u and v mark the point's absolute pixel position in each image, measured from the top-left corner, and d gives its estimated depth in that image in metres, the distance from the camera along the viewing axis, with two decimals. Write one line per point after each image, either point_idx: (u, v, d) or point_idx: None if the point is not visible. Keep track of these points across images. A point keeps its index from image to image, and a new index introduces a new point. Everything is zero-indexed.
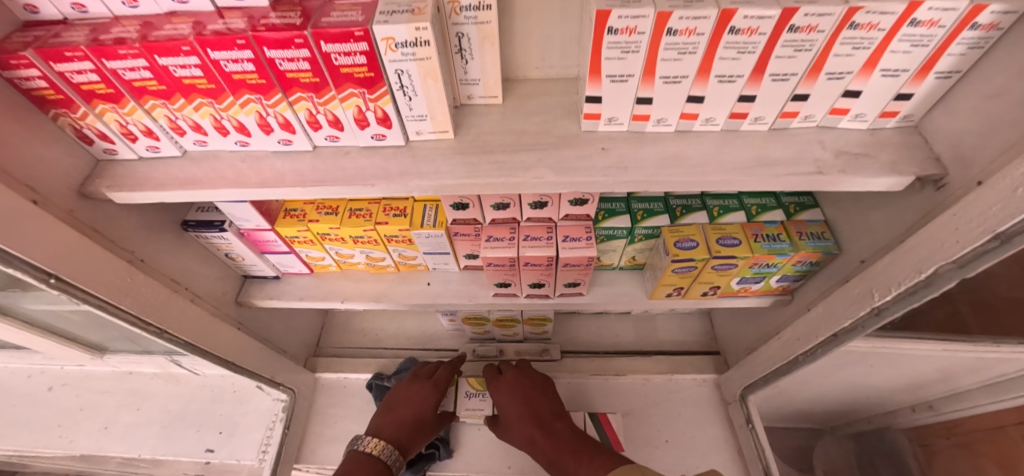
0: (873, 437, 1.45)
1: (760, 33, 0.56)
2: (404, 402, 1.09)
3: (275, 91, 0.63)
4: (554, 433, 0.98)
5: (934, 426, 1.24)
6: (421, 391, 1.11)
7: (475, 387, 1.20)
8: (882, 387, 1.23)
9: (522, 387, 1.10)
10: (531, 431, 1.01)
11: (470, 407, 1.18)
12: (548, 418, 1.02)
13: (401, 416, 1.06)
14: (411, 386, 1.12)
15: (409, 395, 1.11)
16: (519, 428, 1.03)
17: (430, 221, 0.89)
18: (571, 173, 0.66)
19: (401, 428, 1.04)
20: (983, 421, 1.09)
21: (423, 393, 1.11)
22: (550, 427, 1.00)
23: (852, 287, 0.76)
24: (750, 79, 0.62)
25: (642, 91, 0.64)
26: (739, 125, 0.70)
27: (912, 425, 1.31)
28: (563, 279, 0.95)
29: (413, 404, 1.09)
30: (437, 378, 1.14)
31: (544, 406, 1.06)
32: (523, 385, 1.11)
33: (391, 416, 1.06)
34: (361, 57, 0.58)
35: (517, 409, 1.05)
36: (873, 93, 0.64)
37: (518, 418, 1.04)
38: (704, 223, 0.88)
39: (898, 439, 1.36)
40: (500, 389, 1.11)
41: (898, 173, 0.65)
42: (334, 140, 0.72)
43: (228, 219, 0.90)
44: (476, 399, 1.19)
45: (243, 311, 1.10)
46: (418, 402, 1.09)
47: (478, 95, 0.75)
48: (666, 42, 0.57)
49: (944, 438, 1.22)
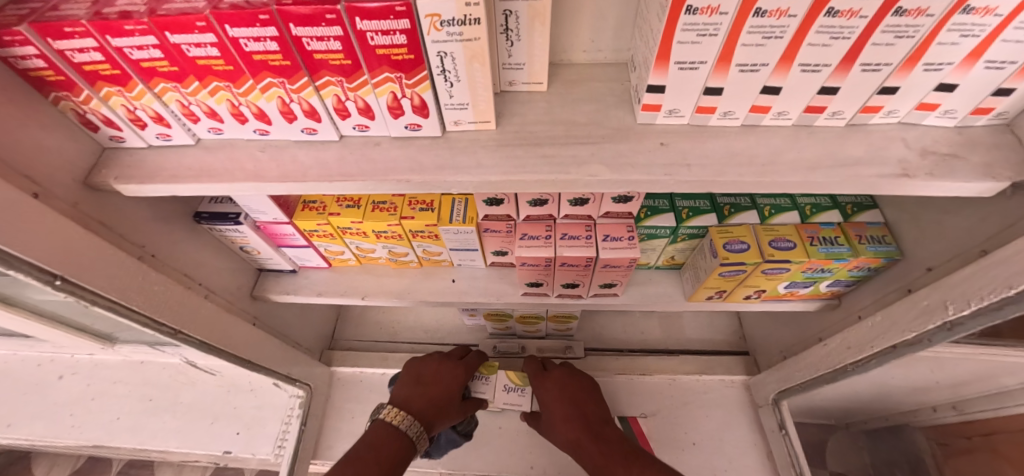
0: (889, 436, 1.41)
1: (861, 16, 0.48)
2: (435, 380, 1.01)
3: (301, 75, 0.56)
4: (603, 438, 0.93)
5: (955, 426, 1.20)
6: (455, 371, 1.04)
7: (515, 382, 1.16)
8: (897, 387, 1.18)
9: (570, 388, 1.05)
10: (577, 432, 0.96)
11: (508, 401, 1.15)
12: (596, 422, 0.98)
13: (431, 393, 0.98)
14: (442, 367, 1.05)
15: (439, 374, 1.03)
16: (564, 429, 0.98)
17: (459, 216, 0.83)
18: (627, 170, 0.60)
19: (430, 404, 0.96)
20: (1011, 423, 1.05)
21: (457, 373, 1.03)
22: (598, 431, 0.95)
23: (919, 298, 0.71)
24: (837, 69, 0.55)
25: (713, 80, 0.57)
26: (813, 120, 0.63)
27: (931, 423, 1.26)
28: (600, 279, 0.89)
29: (448, 383, 1.01)
30: (469, 363, 1.08)
31: (591, 408, 1.01)
32: (570, 385, 1.06)
33: (418, 391, 0.98)
34: (401, 36, 0.51)
35: (562, 410, 1.01)
36: (970, 87, 0.57)
37: (563, 418, 0.99)
38: (755, 223, 0.82)
39: (915, 436, 1.31)
40: (546, 385, 1.08)
41: (993, 178, 0.58)
42: (362, 129, 0.66)
43: (244, 212, 0.84)
44: (514, 393, 1.16)
45: (258, 305, 1.04)
46: (453, 381, 1.02)
47: (521, 81, 0.68)
48: (752, 24, 0.50)
49: (963, 439, 1.18)
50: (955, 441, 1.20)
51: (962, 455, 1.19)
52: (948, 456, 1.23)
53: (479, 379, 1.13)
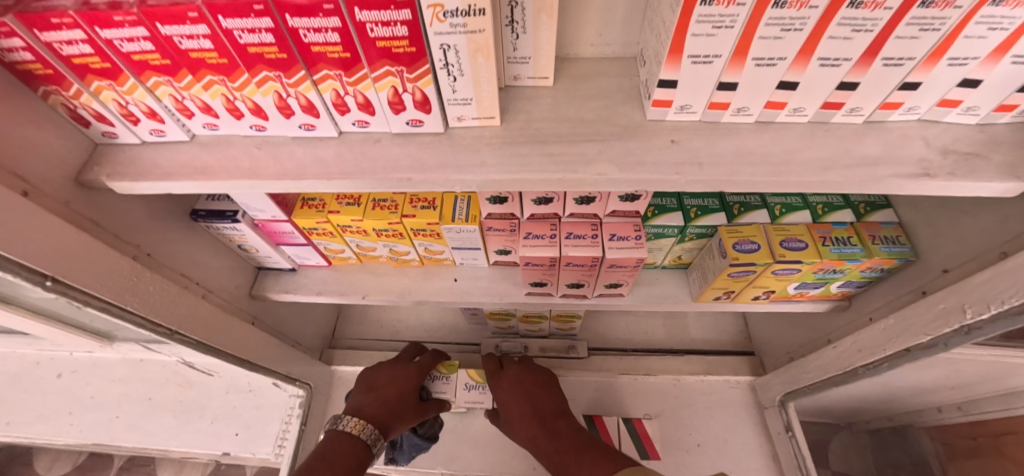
0: (893, 435, 1.39)
1: (886, 8, 0.46)
2: (388, 383, 0.99)
3: (298, 68, 0.54)
4: (556, 433, 0.91)
5: (962, 426, 1.18)
6: (406, 373, 1.01)
7: (476, 380, 1.14)
8: (902, 389, 1.16)
9: (524, 384, 1.03)
10: (534, 429, 0.94)
11: (469, 400, 1.14)
12: (552, 417, 0.96)
13: (384, 396, 0.96)
14: (392, 369, 1.02)
15: (391, 377, 1.01)
16: (523, 427, 0.96)
17: (462, 215, 0.81)
18: (637, 168, 0.58)
19: (383, 408, 0.93)
20: (1020, 424, 1.03)
21: (410, 375, 1.02)
22: (553, 425, 0.94)
23: (935, 301, 0.69)
24: (858, 63, 0.53)
25: (727, 75, 0.55)
26: (829, 117, 0.61)
27: (937, 424, 1.24)
28: (605, 280, 0.87)
29: (401, 385, 0.99)
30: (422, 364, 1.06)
31: (546, 403, 0.99)
32: (525, 381, 1.04)
33: (368, 396, 0.96)
34: (402, 28, 0.49)
35: (519, 408, 0.99)
36: (994, 83, 0.55)
37: (521, 416, 0.97)
38: (765, 223, 0.80)
39: (919, 437, 1.30)
40: (502, 385, 1.05)
41: (1017, 178, 0.56)
42: (362, 125, 0.63)
43: (241, 209, 0.82)
44: (475, 391, 1.14)
45: (256, 304, 1.02)
46: (405, 383, 0.99)
47: (527, 76, 0.65)
48: (771, 16, 0.47)
49: (968, 440, 1.17)
50: (960, 442, 1.19)
51: (967, 457, 1.17)
52: (952, 457, 1.21)
53: (439, 379, 1.09)
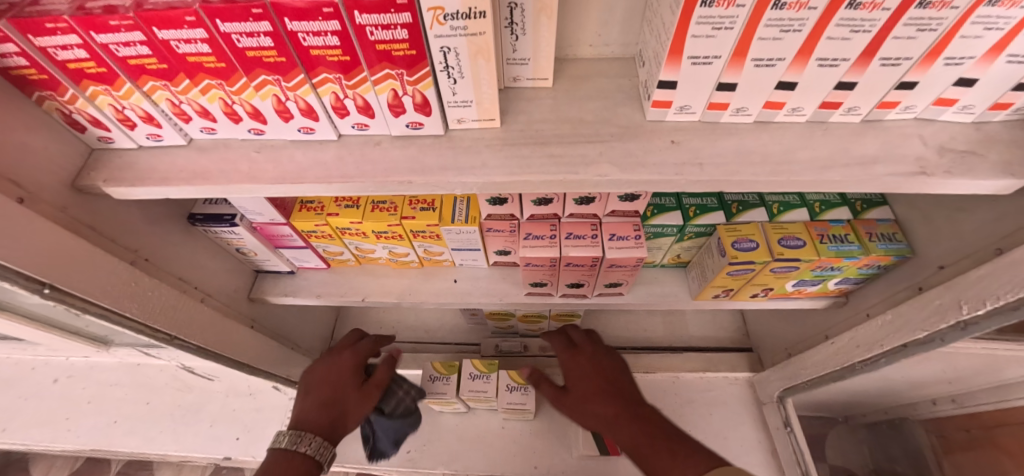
0: (890, 429, 1.40)
1: (884, 9, 0.46)
2: (324, 381, 0.90)
3: (297, 71, 0.54)
4: (642, 416, 0.79)
5: (956, 418, 1.19)
6: (344, 365, 0.93)
7: (481, 368, 1.07)
8: (898, 383, 1.17)
9: (603, 364, 0.93)
10: (612, 408, 0.83)
11: (475, 390, 1.04)
12: (634, 400, 0.84)
13: (322, 397, 0.87)
14: (329, 363, 0.93)
15: (328, 372, 0.92)
16: (599, 405, 0.85)
17: (462, 216, 0.82)
18: (637, 169, 0.58)
19: (323, 411, 0.85)
20: (1012, 416, 1.04)
21: (342, 364, 0.93)
22: (636, 408, 0.81)
23: (931, 297, 0.70)
24: (856, 63, 0.53)
25: (727, 76, 0.55)
26: (827, 116, 0.61)
27: (931, 417, 1.26)
28: (605, 279, 0.87)
29: (336, 381, 0.90)
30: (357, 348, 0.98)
31: (627, 385, 0.88)
32: (603, 361, 0.93)
33: (310, 398, 0.87)
34: (402, 31, 0.48)
35: (595, 386, 0.88)
36: (990, 82, 0.55)
37: (596, 395, 0.87)
38: (764, 221, 0.80)
39: (914, 430, 1.31)
40: (577, 361, 0.95)
41: (1013, 175, 0.56)
42: (362, 128, 0.63)
43: (240, 213, 0.82)
44: (481, 381, 1.05)
45: (256, 307, 1.01)
46: (343, 379, 0.91)
47: (526, 77, 0.65)
48: (771, 17, 0.47)
49: (962, 432, 1.18)
50: (955, 434, 1.20)
51: (962, 448, 1.19)
52: (948, 448, 1.23)
53: (438, 379, 1.06)
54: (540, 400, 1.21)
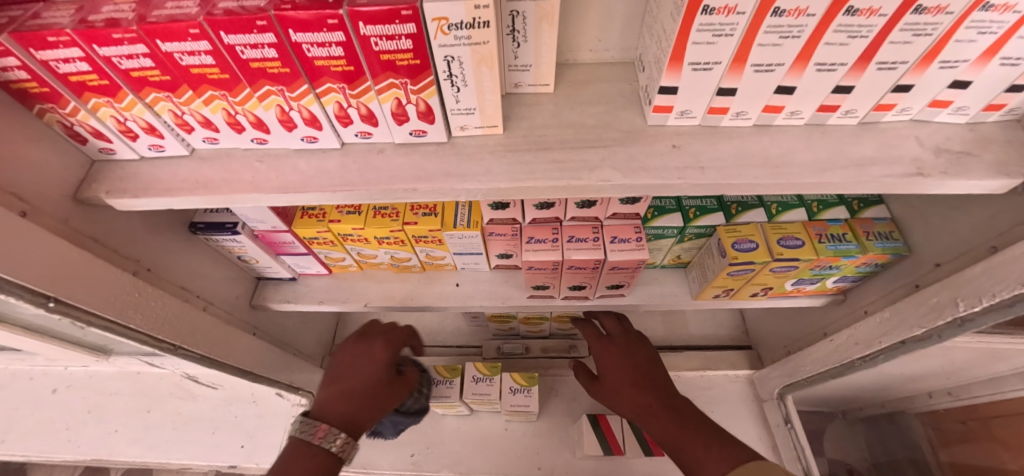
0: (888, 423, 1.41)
1: (880, 15, 0.47)
2: (352, 369, 0.80)
3: (301, 82, 0.54)
4: (677, 408, 0.73)
5: (952, 411, 1.21)
6: (376, 355, 0.83)
7: (484, 371, 1.07)
8: (894, 378, 1.20)
9: (635, 355, 0.87)
10: (646, 399, 0.77)
11: (478, 393, 1.04)
12: (668, 392, 0.78)
13: (348, 388, 0.78)
14: (360, 349, 0.84)
15: (357, 359, 0.82)
16: (632, 396, 0.79)
17: (464, 221, 0.83)
18: (640, 174, 0.58)
19: (349, 403, 0.75)
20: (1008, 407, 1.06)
21: (377, 355, 0.83)
22: (670, 400, 0.75)
23: (929, 295, 0.71)
24: (853, 67, 0.54)
25: (727, 81, 0.56)
26: (825, 119, 0.62)
27: (928, 409, 1.27)
28: (607, 281, 0.88)
29: (367, 372, 0.80)
30: (390, 337, 0.88)
31: (663, 378, 0.82)
32: (636, 353, 0.88)
33: (336, 387, 0.78)
34: (407, 41, 0.49)
35: (626, 377, 0.83)
36: (984, 84, 0.57)
37: (632, 385, 0.81)
38: (762, 222, 0.81)
39: (910, 422, 1.34)
40: (608, 350, 0.90)
41: (1007, 175, 0.58)
42: (365, 136, 0.63)
43: (241, 220, 0.82)
44: (483, 384, 1.05)
45: (258, 314, 1.00)
46: (373, 369, 0.81)
47: (527, 83, 0.66)
48: (770, 24, 0.48)
49: (956, 424, 1.21)
50: (949, 425, 1.23)
51: (957, 440, 1.22)
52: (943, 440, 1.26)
53: (441, 383, 1.05)
54: (543, 401, 1.22)
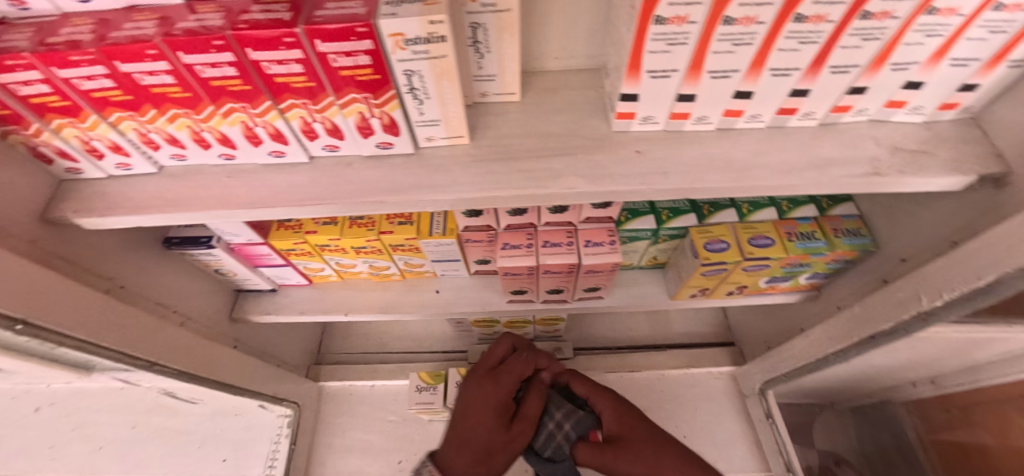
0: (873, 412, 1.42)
1: (828, 21, 0.48)
2: (471, 408, 0.93)
3: (264, 98, 0.54)
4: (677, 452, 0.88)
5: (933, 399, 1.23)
6: (489, 394, 0.94)
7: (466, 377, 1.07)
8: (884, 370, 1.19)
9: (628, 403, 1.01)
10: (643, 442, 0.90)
11: None
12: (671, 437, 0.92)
13: (468, 435, 0.90)
14: (480, 392, 0.95)
15: (476, 399, 0.95)
16: (641, 439, 0.91)
17: (440, 228, 0.83)
18: (605, 181, 0.59)
19: (466, 452, 0.87)
20: (987, 395, 1.08)
21: (491, 396, 0.94)
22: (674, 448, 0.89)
23: (894, 290, 0.73)
24: (807, 72, 0.55)
25: (685, 87, 0.57)
26: (785, 122, 0.63)
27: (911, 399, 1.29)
28: (583, 285, 0.89)
29: (482, 416, 0.92)
30: (507, 380, 0.98)
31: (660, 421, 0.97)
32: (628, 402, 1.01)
33: (458, 433, 0.91)
34: (365, 57, 0.49)
35: (632, 418, 0.95)
36: (938, 84, 0.58)
37: (638, 428, 0.93)
38: (734, 222, 0.83)
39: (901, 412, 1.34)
40: (598, 395, 1.02)
41: (961, 173, 0.59)
42: (332, 150, 0.63)
43: (216, 234, 0.82)
44: None
45: (239, 327, 1.00)
46: (487, 418, 0.91)
47: (494, 92, 0.67)
48: (722, 32, 0.49)
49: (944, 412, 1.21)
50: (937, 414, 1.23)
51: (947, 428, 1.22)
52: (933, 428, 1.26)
53: (424, 389, 1.06)
54: None
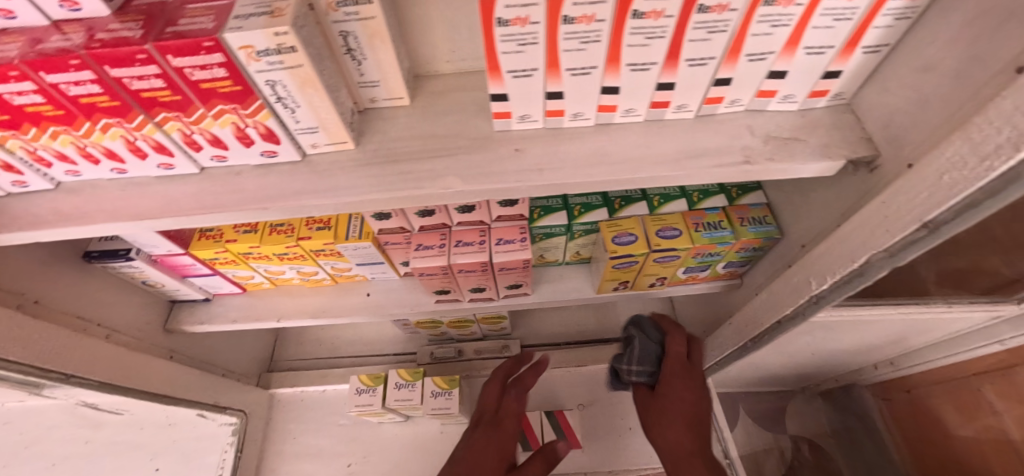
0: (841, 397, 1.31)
1: (667, 16, 0.50)
2: (483, 448, 0.90)
3: (136, 113, 0.56)
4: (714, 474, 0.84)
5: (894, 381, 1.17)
6: (500, 436, 0.93)
7: (406, 377, 1.08)
8: (846, 353, 1.11)
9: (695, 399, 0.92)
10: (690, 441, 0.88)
11: (400, 399, 1.06)
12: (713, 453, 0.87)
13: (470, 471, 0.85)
14: (488, 431, 0.93)
15: (486, 438, 0.92)
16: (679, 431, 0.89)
17: (356, 232, 0.84)
18: (482, 180, 0.61)
19: None
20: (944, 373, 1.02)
21: (504, 435, 0.93)
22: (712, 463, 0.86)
23: (791, 275, 0.75)
24: (665, 66, 0.57)
25: (550, 85, 0.58)
26: (662, 115, 0.65)
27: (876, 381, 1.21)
28: (504, 282, 0.90)
29: (491, 454, 0.89)
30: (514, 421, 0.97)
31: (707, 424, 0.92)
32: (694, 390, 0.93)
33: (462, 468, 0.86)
34: (220, 70, 0.51)
35: (685, 407, 0.91)
36: (800, 73, 0.60)
37: (683, 421, 0.90)
38: (643, 215, 0.84)
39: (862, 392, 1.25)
40: (673, 370, 0.95)
41: (829, 158, 0.61)
42: (221, 160, 0.65)
43: (135, 247, 0.83)
44: (406, 390, 1.07)
45: (175, 338, 1.02)
46: (494, 458, 0.89)
47: (382, 98, 0.68)
48: (565, 31, 0.51)
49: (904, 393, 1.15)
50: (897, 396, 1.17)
51: (904, 409, 1.15)
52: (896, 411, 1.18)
53: (364, 392, 1.07)
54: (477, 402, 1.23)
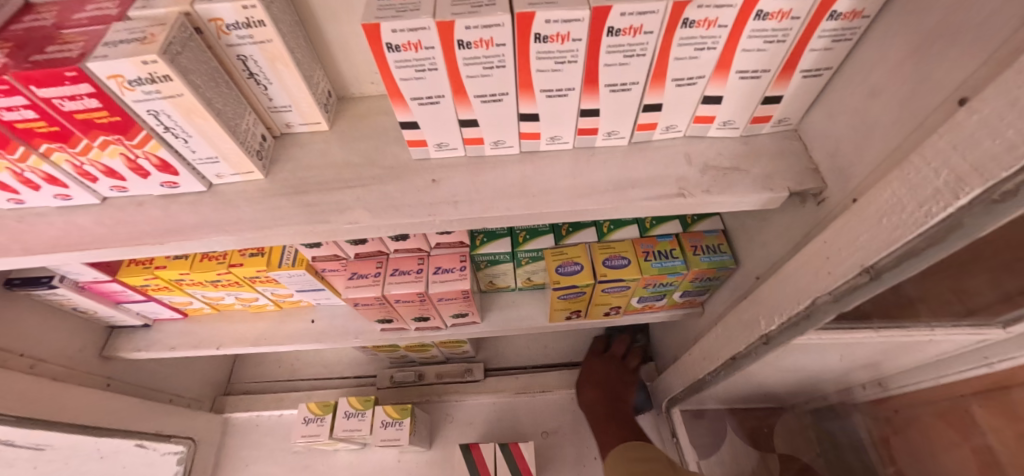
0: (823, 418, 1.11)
1: (574, 40, 0.45)
2: None
3: (16, 144, 0.52)
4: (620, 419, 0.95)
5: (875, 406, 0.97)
6: None
7: (356, 406, 1.05)
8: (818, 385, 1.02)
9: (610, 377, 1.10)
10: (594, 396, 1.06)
11: (349, 429, 1.02)
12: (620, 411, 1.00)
13: None
14: None
15: None
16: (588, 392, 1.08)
17: (289, 260, 0.80)
18: (391, 214, 0.57)
19: None
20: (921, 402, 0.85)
21: None
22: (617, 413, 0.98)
23: (743, 312, 0.70)
24: (585, 92, 0.52)
25: (461, 113, 0.54)
26: (592, 142, 0.60)
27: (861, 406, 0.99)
28: (447, 311, 0.86)
29: None
30: None
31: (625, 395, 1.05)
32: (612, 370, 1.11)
33: None
34: (92, 100, 0.47)
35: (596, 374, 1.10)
36: (736, 99, 0.55)
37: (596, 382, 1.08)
38: (591, 242, 0.79)
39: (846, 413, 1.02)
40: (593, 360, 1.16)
41: (770, 190, 0.56)
42: (122, 190, 0.61)
43: (59, 274, 0.80)
44: (355, 419, 1.03)
45: (111, 364, 0.99)
46: None
47: (298, 123, 0.64)
48: (463, 56, 0.46)
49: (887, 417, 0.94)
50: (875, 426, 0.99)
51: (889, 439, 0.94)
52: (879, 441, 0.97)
53: (312, 421, 1.03)
54: (436, 429, 1.18)
